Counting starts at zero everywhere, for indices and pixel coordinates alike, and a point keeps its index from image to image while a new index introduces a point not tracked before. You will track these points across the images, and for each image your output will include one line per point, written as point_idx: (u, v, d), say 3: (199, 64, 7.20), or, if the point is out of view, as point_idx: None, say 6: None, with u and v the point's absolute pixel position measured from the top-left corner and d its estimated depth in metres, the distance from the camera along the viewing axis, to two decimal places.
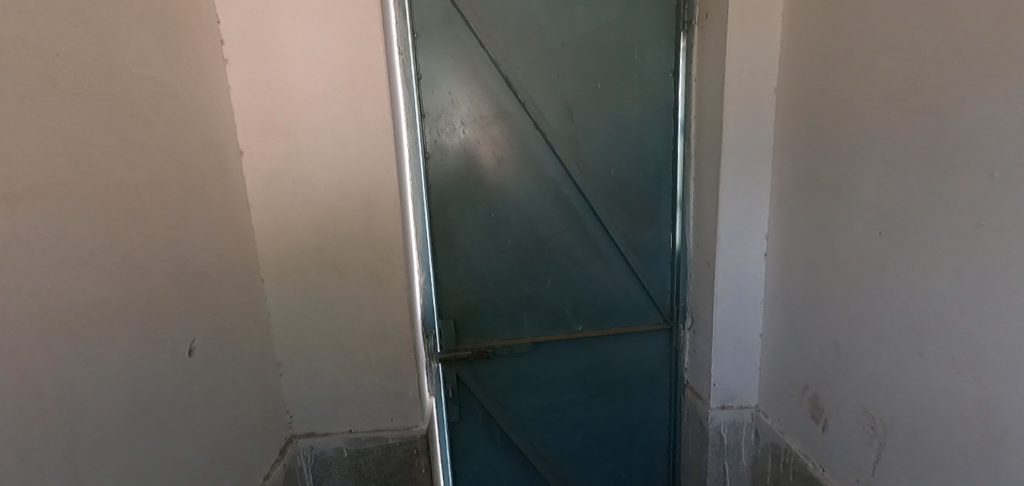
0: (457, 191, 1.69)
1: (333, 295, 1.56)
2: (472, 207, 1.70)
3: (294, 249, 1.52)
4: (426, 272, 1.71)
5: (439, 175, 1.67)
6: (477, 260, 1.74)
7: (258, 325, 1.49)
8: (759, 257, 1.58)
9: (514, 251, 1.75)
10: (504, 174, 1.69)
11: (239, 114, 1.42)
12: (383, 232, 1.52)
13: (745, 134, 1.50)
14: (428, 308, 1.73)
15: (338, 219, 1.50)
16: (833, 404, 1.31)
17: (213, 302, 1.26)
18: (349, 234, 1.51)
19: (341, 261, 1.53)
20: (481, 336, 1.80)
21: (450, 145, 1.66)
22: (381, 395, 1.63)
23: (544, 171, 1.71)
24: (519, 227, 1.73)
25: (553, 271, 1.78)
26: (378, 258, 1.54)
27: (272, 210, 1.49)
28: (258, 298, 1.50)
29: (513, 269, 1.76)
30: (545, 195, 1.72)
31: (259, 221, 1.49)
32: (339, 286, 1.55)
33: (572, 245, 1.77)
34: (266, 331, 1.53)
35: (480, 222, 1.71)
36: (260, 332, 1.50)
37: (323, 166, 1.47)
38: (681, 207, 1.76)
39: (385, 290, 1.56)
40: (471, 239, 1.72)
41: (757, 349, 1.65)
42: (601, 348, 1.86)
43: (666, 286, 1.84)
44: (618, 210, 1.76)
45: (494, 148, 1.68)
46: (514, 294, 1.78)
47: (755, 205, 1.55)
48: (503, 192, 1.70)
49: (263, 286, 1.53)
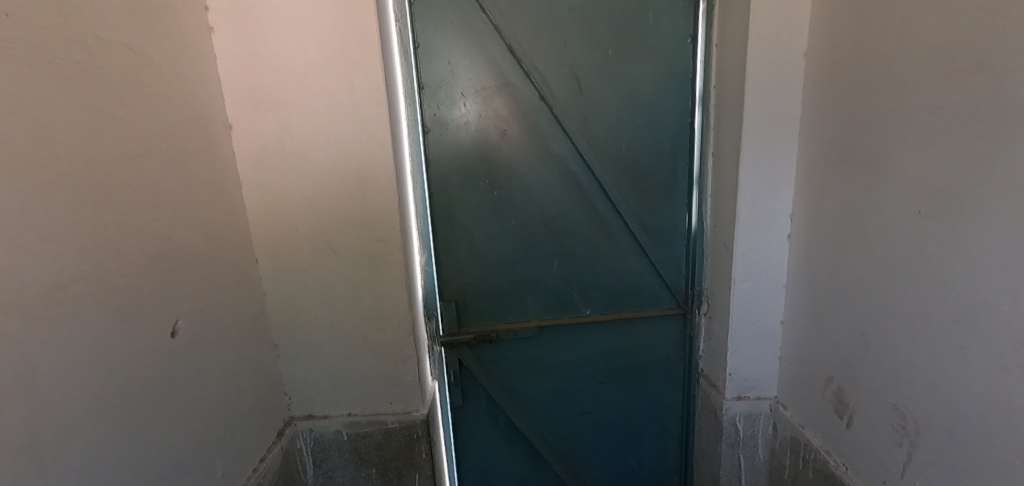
0: (458, 168, 1.60)
1: (329, 276, 1.50)
2: (474, 184, 1.62)
3: (288, 228, 1.47)
4: (427, 252, 1.64)
5: (439, 151, 1.59)
6: (480, 241, 1.66)
7: (252, 305, 1.45)
8: (782, 239, 1.46)
9: (519, 232, 1.66)
10: (508, 149, 1.60)
11: (227, 86, 1.36)
12: (379, 210, 1.45)
13: (769, 104, 1.37)
14: (429, 290, 1.66)
15: (333, 197, 1.44)
16: (860, 400, 1.20)
17: (201, 281, 1.22)
18: (343, 212, 1.45)
19: (336, 241, 1.47)
20: (485, 319, 1.73)
21: (451, 119, 1.57)
22: (380, 378, 1.59)
23: (550, 146, 1.60)
24: (524, 206, 1.64)
25: (560, 252, 1.69)
26: (374, 238, 1.47)
27: (264, 187, 1.43)
28: (251, 278, 1.46)
29: (517, 250, 1.67)
30: (552, 171, 1.62)
31: (252, 199, 1.44)
32: (334, 266, 1.49)
33: (580, 226, 1.67)
34: (261, 312, 1.49)
35: (483, 201, 1.63)
36: (254, 313, 1.46)
37: (315, 141, 1.40)
38: (698, 185, 1.64)
39: (382, 271, 1.50)
40: (473, 218, 1.64)
41: (778, 337, 1.54)
42: (610, 333, 1.78)
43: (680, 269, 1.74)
44: (630, 188, 1.65)
45: (497, 121, 1.58)
46: (519, 277, 1.70)
47: (779, 182, 1.42)
48: (507, 169, 1.61)
49: (257, 266, 1.48)
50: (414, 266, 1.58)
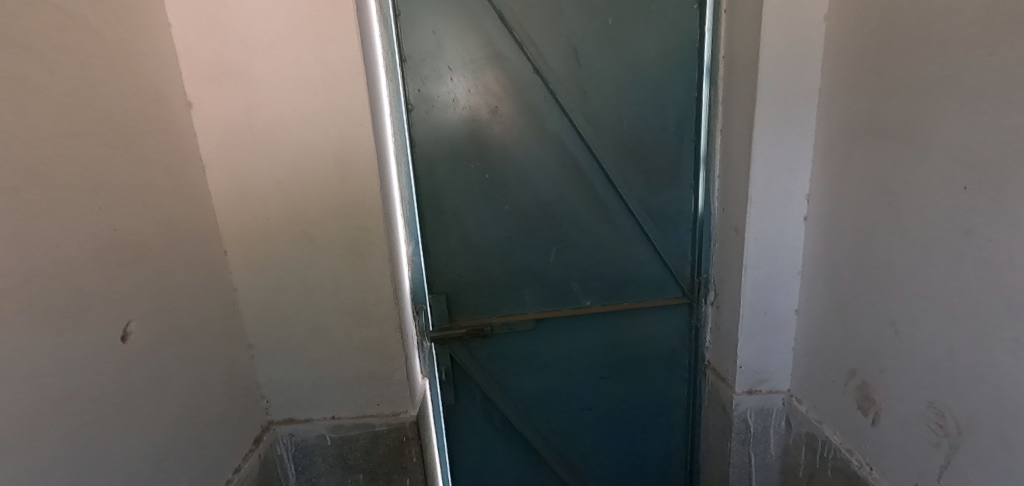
0: (446, 149, 1.47)
1: (306, 269, 1.37)
2: (464, 167, 1.49)
3: (259, 217, 1.33)
4: (415, 241, 1.52)
5: (425, 131, 1.45)
6: (471, 228, 1.54)
7: (223, 302, 1.33)
8: (798, 222, 1.35)
9: (513, 218, 1.54)
10: (500, 129, 1.47)
11: (184, 59, 1.22)
12: (360, 196, 1.32)
13: (785, 74, 1.25)
14: (417, 283, 1.54)
15: (308, 182, 1.31)
16: (889, 395, 1.10)
17: (160, 277, 1.09)
18: (320, 199, 1.32)
19: (313, 230, 1.34)
20: (478, 312, 1.61)
21: (437, 96, 1.43)
22: (365, 378, 1.47)
23: (545, 124, 1.48)
24: (518, 190, 1.52)
25: (557, 239, 1.57)
26: (355, 226, 1.34)
27: (231, 172, 1.30)
28: (220, 272, 1.33)
29: (511, 238, 1.55)
30: (548, 152, 1.50)
31: (217, 185, 1.31)
32: (312, 258, 1.37)
33: (578, 211, 1.55)
34: (233, 309, 1.36)
35: (473, 185, 1.50)
36: (225, 311, 1.33)
37: (286, 119, 1.27)
38: (704, 165, 1.53)
39: (365, 263, 1.37)
40: (463, 204, 1.52)
41: (792, 327, 1.44)
42: (611, 325, 1.67)
43: (685, 256, 1.63)
44: (632, 169, 1.54)
45: (487, 98, 1.45)
46: (514, 266, 1.58)
47: (795, 160, 1.31)
48: (500, 150, 1.48)
49: (227, 259, 1.35)
50: (400, 257, 1.45)
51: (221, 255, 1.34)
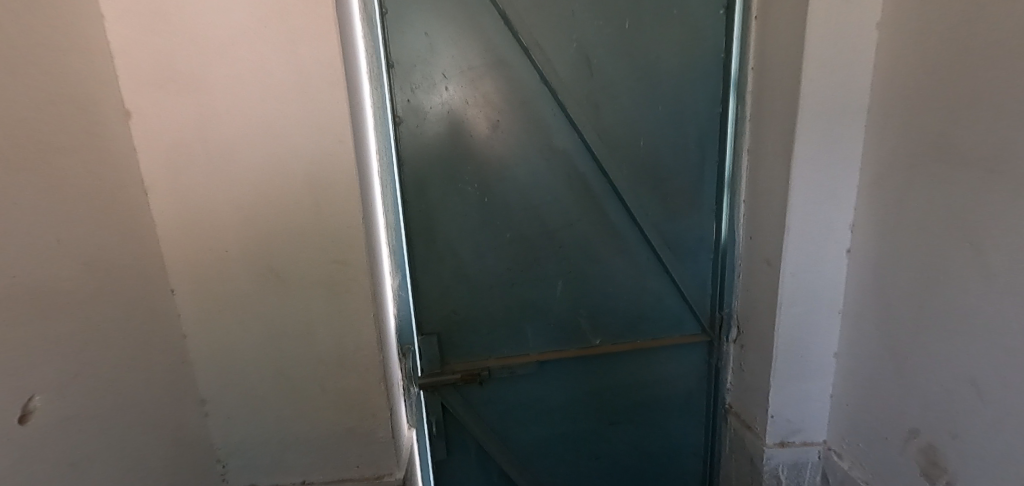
0: (439, 168, 1.28)
1: (272, 310, 1.16)
2: (459, 189, 1.29)
3: (214, 249, 1.11)
4: (401, 274, 1.31)
5: (414, 147, 1.26)
6: (467, 259, 1.34)
7: (168, 351, 1.10)
8: (840, 255, 1.20)
9: (515, 247, 1.35)
10: (501, 145, 1.28)
11: (120, 58, 1.00)
12: (338, 224, 1.11)
13: (831, 89, 1.10)
14: (405, 321, 1.34)
15: (275, 207, 1.09)
16: (968, 465, 0.95)
17: (87, 331, 0.87)
18: (290, 228, 1.11)
19: (280, 264, 1.13)
20: (473, 354, 1.41)
21: (429, 107, 1.24)
22: (343, 437, 1.25)
23: (553, 141, 1.30)
24: (520, 215, 1.33)
25: (564, 271, 1.39)
26: (332, 260, 1.13)
27: (179, 195, 1.08)
28: (165, 316, 1.10)
29: (512, 270, 1.36)
30: (555, 173, 1.32)
31: (162, 211, 1.08)
32: (279, 297, 1.15)
33: (588, 238, 1.37)
34: (181, 359, 1.13)
35: (470, 209, 1.31)
36: (171, 363, 1.10)
37: (249, 133, 1.05)
38: (728, 188, 1.37)
39: (344, 303, 1.16)
40: (457, 231, 1.32)
41: (830, 371, 1.28)
42: (623, 366, 1.49)
43: (704, 287, 1.47)
44: (648, 192, 1.37)
45: (487, 110, 1.26)
46: (515, 302, 1.39)
47: (839, 185, 1.16)
48: (501, 170, 1.30)
49: (175, 300, 1.13)
50: (384, 293, 1.25)
51: (167, 294, 1.11)
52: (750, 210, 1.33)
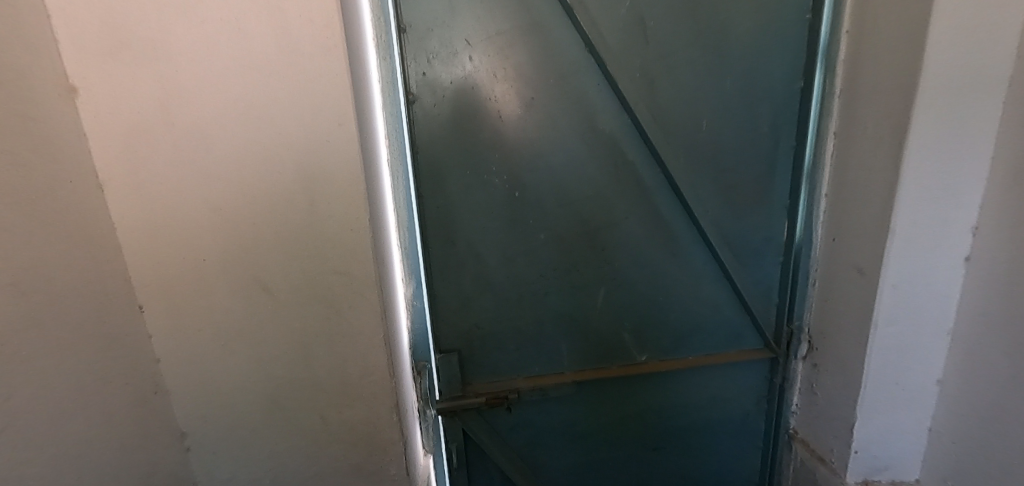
0: (460, 157, 1.06)
1: (262, 329, 0.96)
2: (484, 181, 1.08)
3: (189, 256, 0.91)
4: (415, 281, 1.11)
5: (431, 131, 1.04)
6: (493, 265, 1.13)
7: (136, 380, 0.91)
8: (953, 264, 0.98)
9: (549, 250, 1.13)
10: (535, 129, 1.06)
11: (58, 16, 0.78)
12: (338, 226, 0.91)
13: (960, 55, 0.86)
14: (420, 336, 1.14)
15: (260, 204, 0.89)
16: None
17: (21, 370, 0.68)
18: (281, 231, 0.90)
19: (270, 275, 0.93)
20: (500, 373, 1.21)
21: (448, 82, 1.02)
22: (349, 476, 1.06)
23: (597, 124, 1.07)
24: (557, 212, 1.11)
25: (607, 278, 1.17)
26: (333, 270, 0.93)
27: (144, 190, 0.87)
28: (131, 337, 0.90)
29: (546, 277, 1.15)
30: (599, 161, 1.09)
31: (123, 210, 0.88)
32: (270, 313, 0.95)
33: (637, 239, 1.15)
34: (153, 388, 0.94)
35: (497, 206, 1.09)
36: (140, 395, 0.91)
37: (226, 113, 0.84)
38: (807, 179, 1.13)
39: (347, 320, 0.97)
40: (482, 232, 1.11)
41: (929, 401, 1.07)
42: (672, 386, 1.28)
43: (769, 295, 1.25)
44: (709, 184, 1.14)
45: (519, 85, 1.04)
46: (548, 314, 1.18)
47: (960, 177, 0.93)
48: (534, 158, 1.08)
49: (143, 318, 0.93)
50: (396, 306, 1.05)
51: (133, 310, 0.92)
52: (835, 205, 1.10)
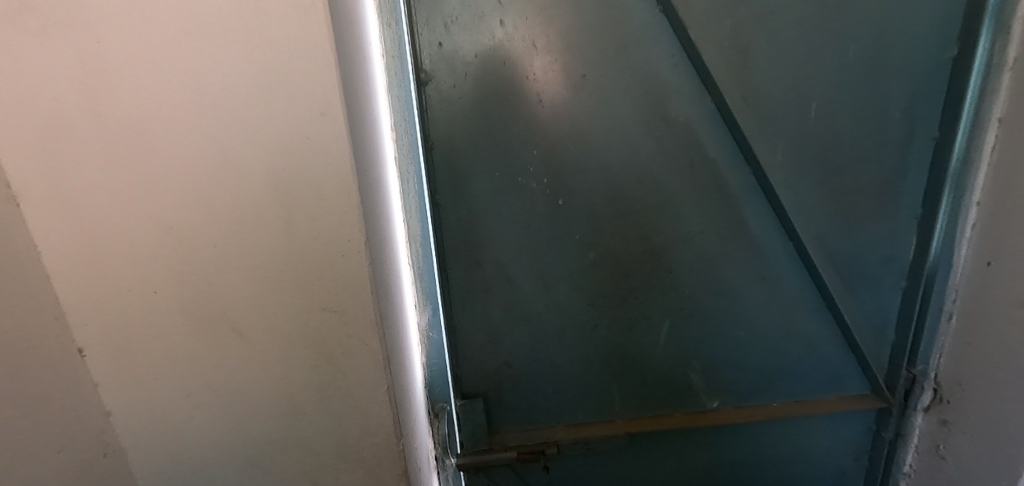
0: (488, 153, 0.81)
1: (235, 385, 0.62)
2: (519, 185, 0.83)
3: (121, 276, 0.57)
4: (432, 309, 0.87)
5: (448, 121, 0.80)
6: (529, 291, 0.89)
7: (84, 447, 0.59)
8: None
9: (601, 274, 0.88)
10: (585, 118, 0.80)
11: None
12: (325, 240, 0.57)
13: None
14: (437, 374, 0.89)
15: (222, 196, 0.55)
16: None
17: None
18: (255, 240, 0.56)
19: (239, 309, 0.59)
20: (536, 421, 0.97)
21: (472, 55, 0.77)
22: None
23: (669, 110, 0.81)
24: (613, 225, 0.86)
25: (675, 309, 0.92)
26: (321, 306, 0.60)
27: (49, 170, 0.52)
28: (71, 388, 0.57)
29: (596, 307, 0.90)
30: (671, 160, 0.83)
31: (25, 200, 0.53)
32: (246, 364, 0.62)
33: (716, 260, 0.89)
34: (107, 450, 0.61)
35: (535, 218, 0.85)
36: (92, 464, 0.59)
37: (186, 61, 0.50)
38: (951, 181, 0.85)
39: (345, 378, 0.63)
40: (515, 250, 0.86)
41: None
42: (750, 439, 1.02)
43: (882, 331, 0.97)
44: (819, 189, 0.86)
45: (566, 58, 0.78)
46: (598, 350, 0.93)
47: None
48: (585, 156, 0.82)
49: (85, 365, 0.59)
50: (406, 346, 0.80)
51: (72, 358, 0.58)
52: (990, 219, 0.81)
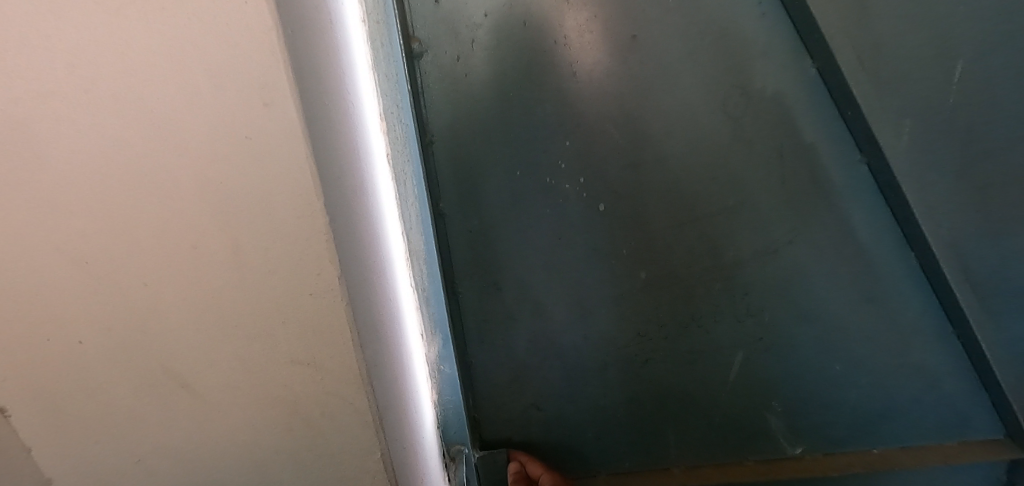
0: (504, 145, 0.62)
1: (190, 453, 0.46)
2: (547, 186, 0.63)
3: (27, 314, 0.39)
4: (441, 341, 0.68)
5: (451, 104, 0.60)
6: (562, 320, 0.70)
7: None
8: None
9: (654, 297, 0.68)
10: (636, 93, 0.60)
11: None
12: (285, 270, 0.39)
13: None
14: (451, 414, 0.73)
15: (143, 208, 0.37)
16: None
17: None
18: (195, 273, 0.39)
19: (186, 362, 0.42)
20: (571, 472, 0.79)
21: (481, 14, 0.57)
22: None
23: (752, 79, 0.59)
24: (671, 235, 0.65)
25: (751, 339, 0.71)
26: (290, 357, 0.43)
27: None
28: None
29: (647, 338, 0.71)
30: (752, 148, 0.61)
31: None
32: (203, 430, 0.45)
33: (809, 278, 0.68)
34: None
35: (568, 228, 0.65)
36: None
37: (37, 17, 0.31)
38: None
39: (331, 445, 0.47)
40: (543, 269, 0.67)
41: None
42: None
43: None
44: (965, 184, 0.61)
45: (609, 12, 0.57)
46: (649, 388, 0.74)
47: None
48: (634, 145, 0.61)
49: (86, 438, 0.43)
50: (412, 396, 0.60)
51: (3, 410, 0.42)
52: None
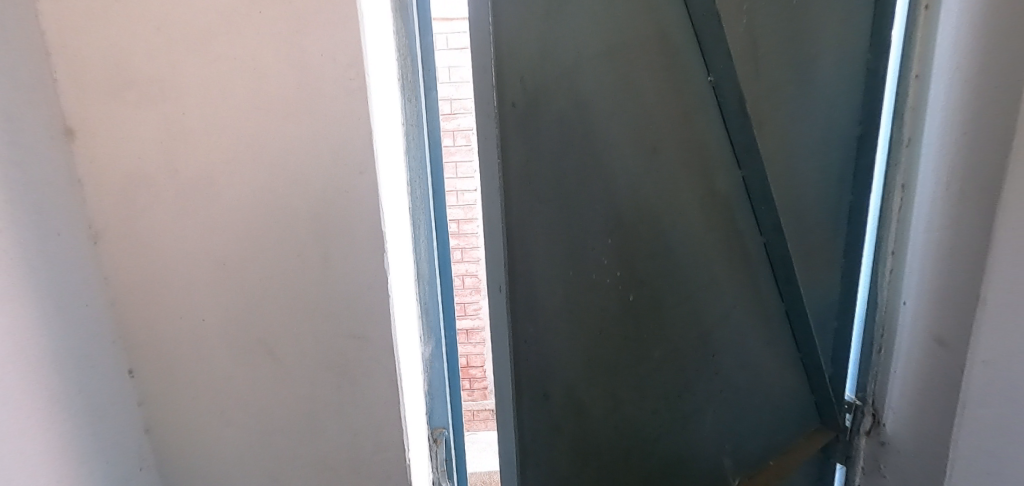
0: (566, 266, 0.91)
1: (285, 392, 0.73)
2: (592, 310, 0.96)
3: (161, 286, 0.68)
4: (435, 341, 0.93)
5: (528, 206, 0.85)
6: (599, 410, 1.01)
7: (115, 427, 0.68)
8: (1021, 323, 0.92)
9: (656, 370, 1.05)
10: (650, 239, 0.99)
11: (51, 23, 0.60)
12: (352, 271, 0.69)
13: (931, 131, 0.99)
14: (437, 402, 0.94)
15: (259, 235, 0.67)
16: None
17: None
18: (289, 272, 0.68)
19: (275, 337, 0.71)
20: None
21: (551, 119, 0.84)
22: None
23: (712, 187, 1.04)
24: (689, 314, 1.06)
25: (690, 360, 1.08)
26: (348, 332, 0.71)
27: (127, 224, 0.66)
28: (115, 396, 0.69)
29: (647, 401, 1.06)
30: (702, 233, 1.05)
31: (143, 225, 0.66)
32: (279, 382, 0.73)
33: (740, 329, 1.13)
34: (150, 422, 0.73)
35: (602, 330, 0.98)
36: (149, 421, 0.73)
37: (226, 150, 0.64)
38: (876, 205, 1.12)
39: (364, 396, 0.74)
40: (581, 362, 0.97)
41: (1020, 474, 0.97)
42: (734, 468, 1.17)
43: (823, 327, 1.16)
44: (799, 247, 1.11)
45: (634, 148, 0.93)
46: (644, 444, 1.07)
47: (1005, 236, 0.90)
48: (644, 246, 0.98)
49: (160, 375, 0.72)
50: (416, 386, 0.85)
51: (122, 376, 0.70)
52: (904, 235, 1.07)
